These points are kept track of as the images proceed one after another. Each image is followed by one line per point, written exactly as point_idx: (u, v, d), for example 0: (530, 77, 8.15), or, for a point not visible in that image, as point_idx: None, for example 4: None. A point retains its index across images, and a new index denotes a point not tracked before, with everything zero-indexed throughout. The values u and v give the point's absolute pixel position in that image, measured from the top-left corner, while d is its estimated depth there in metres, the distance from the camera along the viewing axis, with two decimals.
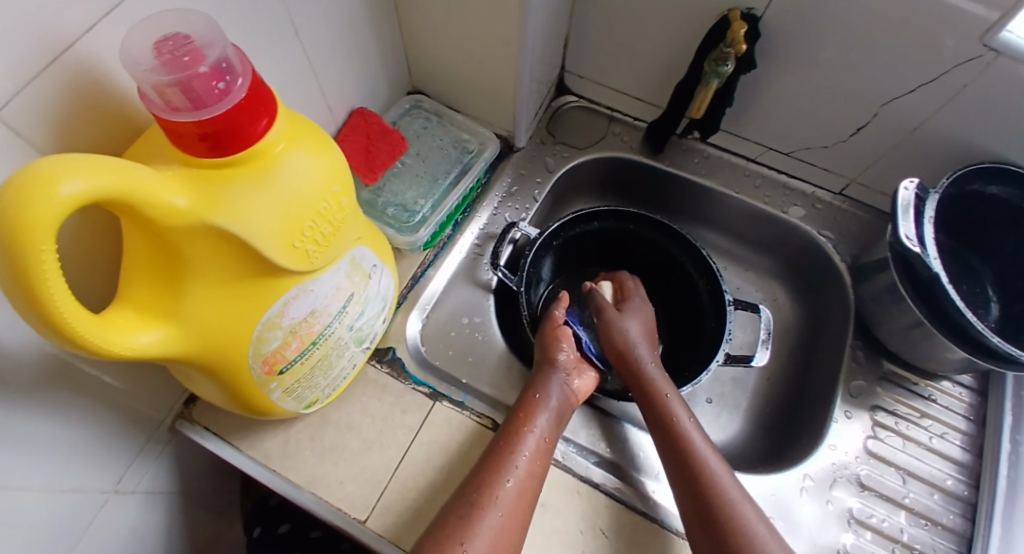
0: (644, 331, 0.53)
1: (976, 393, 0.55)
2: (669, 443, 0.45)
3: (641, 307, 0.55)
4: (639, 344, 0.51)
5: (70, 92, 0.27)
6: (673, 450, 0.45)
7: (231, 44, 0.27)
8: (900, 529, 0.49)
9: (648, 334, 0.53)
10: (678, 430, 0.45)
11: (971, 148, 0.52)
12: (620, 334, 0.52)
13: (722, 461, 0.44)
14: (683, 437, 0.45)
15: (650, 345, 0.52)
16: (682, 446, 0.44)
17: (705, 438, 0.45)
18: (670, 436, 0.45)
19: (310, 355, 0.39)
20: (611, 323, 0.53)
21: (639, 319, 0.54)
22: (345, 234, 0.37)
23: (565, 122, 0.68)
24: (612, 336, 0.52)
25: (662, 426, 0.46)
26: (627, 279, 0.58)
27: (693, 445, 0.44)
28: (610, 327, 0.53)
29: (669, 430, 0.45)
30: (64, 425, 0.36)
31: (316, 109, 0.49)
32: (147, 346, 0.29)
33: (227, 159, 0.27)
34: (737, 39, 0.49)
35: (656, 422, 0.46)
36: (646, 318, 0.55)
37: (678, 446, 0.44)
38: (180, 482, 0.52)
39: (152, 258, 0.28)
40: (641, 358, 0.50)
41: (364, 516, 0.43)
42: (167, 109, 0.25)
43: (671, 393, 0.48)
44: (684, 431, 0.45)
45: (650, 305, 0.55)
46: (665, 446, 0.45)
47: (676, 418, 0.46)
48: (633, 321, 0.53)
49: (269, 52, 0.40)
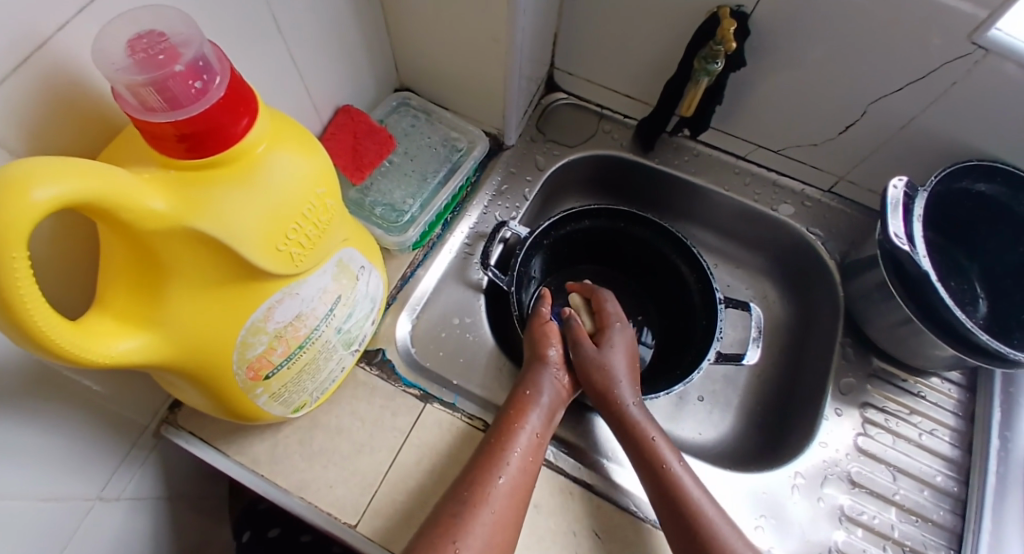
0: (626, 364, 0.50)
1: (965, 389, 0.55)
2: (662, 492, 0.43)
3: (621, 335, 0.52)
4: (622, 381, 0.48)
5: (41, 93, 0.26)
6: (664, 498, 0.43)
7: (208, 41, 0.26)
8: (891, 525, 0.49)
9: (629, 364, 0.50)
10: (670, 477, 0.43)
11: (960, 146, 0.52)
12: (602, 371, 0.48)
13: (717, 507, 0.43)
14: (676, 484, 0.43)
15: (632, 380, 0.49)
16: (676, 495, 0.43)
17: (697, 482, 0.44)
18: (662, 485, 0.43)
19: (298, 358, 0.38)
20: (591, 359, 0.49)
21: (620, 351, 0.50)
22: (331, 235, 0.36)
23: (555, 120, 0.68)
24: (592, 374, 0.49)
25: (653, 473, 0.44)
26: (607, 301, 0.55)
27: (687, 492, 0.43)
28: (590, 363, 0.49)
29: (660, 479, 0.44)
30: (45, 434, 0.35)
31: (301, 107, 0.48)
32: (127, 354, 0.28)
33: (207, 160, 0.27)
34: (726, 37, 0.48)
35: (647, 467, 0.45)
36: (627, 348, 0.51)
37: (672, 498, 0.43)
38: (166, 487, 0.51)
39: (131, 264, 0.27)
40: (623, 399, 0.47)
41: (354, 521, 0.43)
42: (142, 109, 0.24)
43: (658, 436, 0.46)
44: (677, 478, 0.43)
45: (630, 331, 0.52)
46: (657, 495, 0.43)
47: (667, 464, 0.44)
48: (614, 354, 0.50)
49: (251, 50, 0.39)
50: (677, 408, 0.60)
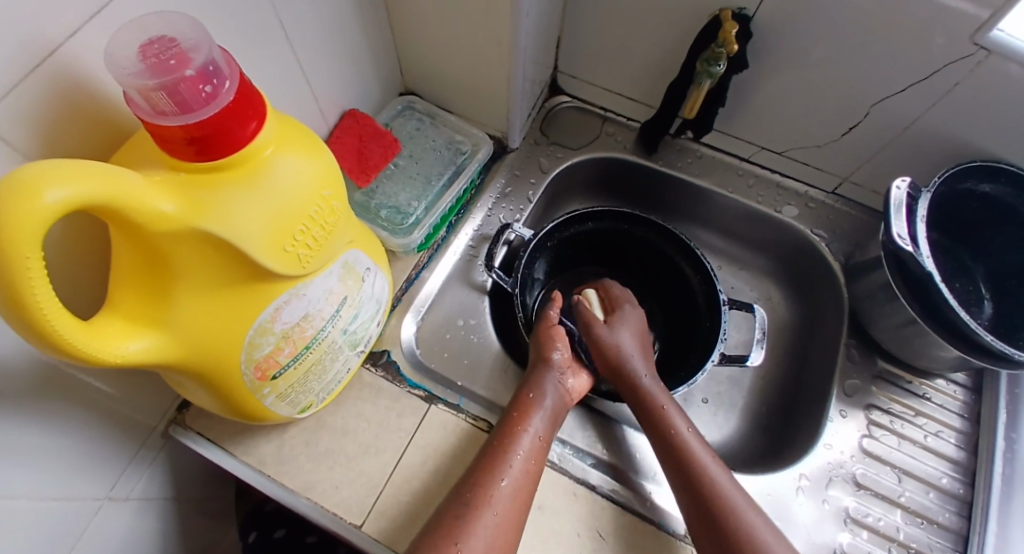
0: (636, 341, 0.52)
1: (970, 391, 0.55)
2: (672, 457, 0.44)
3: (632, 315, 0.54)
4: (632, 355, 0.50)
5: (54, 95, 0.26)
6: (675, 463, 0.44)
7: (217, 46, 0.26)
8: (897, 527, 0.49)
9: (639, 342, 0.52)
10: (679, 442, 0.45)
11: (963, 146, 0.52)
12: (611, 348, 0.50)
13: (726, 470, 0.44)
14: (685, 449, 0.44)
15: (643, 356, 0.51)
16: (685, 459, 0.44)
17: (706, 447, 0.45)
18: (672, 450, 0.45)
19: (304, 359, 0.39)
20: (601, 337, 0.51)
21: (630, 329, 0.52)
22: (337, 237, 0.36)
23: (559, 122, 0.68)
24: (603, 350, 0.51)
25: (663, 439, 0.45)
26: (613, 287, 0.57)
27: (695, 457, 0.44)
28: (600, 341, 0.51)
29: (670, 444, 0.45)
30: (55, 433, 0.35)
31: (308, 111, 0.48)
32: (137, 354, 0.28)
33: (215, 163, 0.27)
34: (728, 39, 0.49)
35: (657, 435, 0.46)
36: (637, 327, 0.53)
37: (681, 460, 0.44)
38: (173, 488, 0.51)
39: (141, 266, 0.28)
40: (634, 372, 0.49)
41: (359, 521, 0.43)
42: (153, 113, 0.25)
43: (668, 405, 0.47)
44: (686, 443, 0.45)
45: (639, 312, 0.54)
46: (668, 461, 0.45)
47: (676, 430, 0.46)
48: (624, 333, 0.52)
49: (258, 54, 0.39)
50: (682, 410, 0.60)
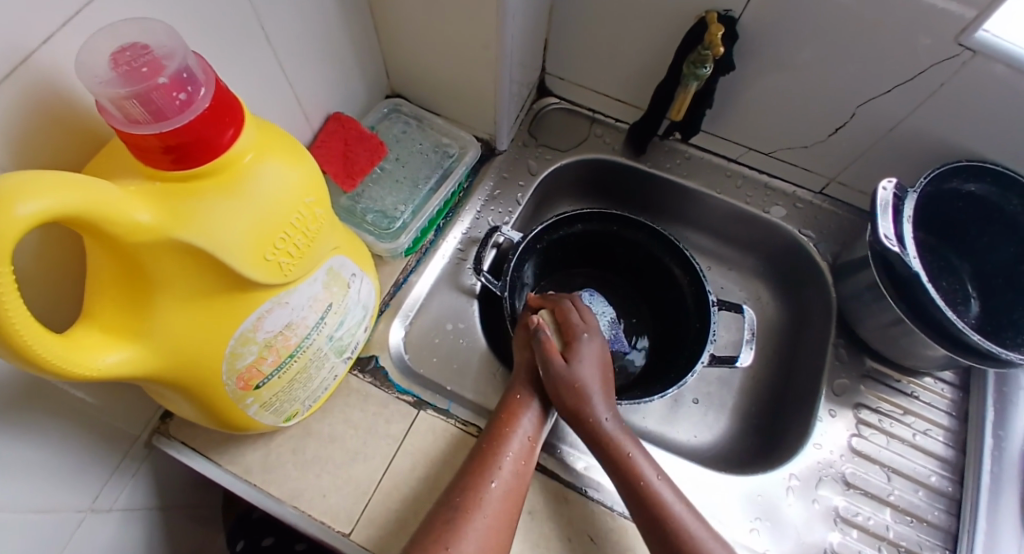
0: (597, 376, 0.47)
1: (958, 389, 0.55)
2: (643, 512, 0.42)
3: (590, 347, 0.49)
4: (594, 395, 0.46)
5: (26, 104, 0.26)
6: (648, 517, 0.42)
7: (192, 52, 0.26)
8: (886, 526, 0.49)
9: (601, 376, 0.47)
10: (650, 494, 0.42)
11: (949, 146, 0.52)
12: (572, 389, 0.45)
13: (700, 519, 0.42)
14: (656, 501, 0.42)
15: (605, 393, 0.47)
16: (658, 514, 0.41)
17: (678, 494, 0.43)
18: (644, 504, 0.42)
19: (289, 367, 0.38)
20: (562, 377, 0.46)
21: (591, 363, 0.47)
22: (321, 243, 0.36)
23: (547, 124, 0.68)
24: (563, 392, 0.46)
25: (632, 492, 0.43)
26: (571, 310, 0.51)
27: (669, 508, 0.41)
28: (561, 381, 0.46)
29: (641, 497, 0.42)
30: (35, 447, 0.35)
31: (292, 116, 0.48)
32: (114, 367, 0.28)
33: (192, 171, 0.27)
34: (714, 42, 0.48)
35: (627, 487, 0.43)
36: (598, 357, 0.48)
37: (654, 517, 0.41)
38: (159, 498, 0.51)
39: (119, 277, 0.27)
40: (596, 416, 0.45)
41: (348, 530, 0.43)
42: (126, 121, 0.24)
43: (635, 450, 0.44)
44: (656, 494, 0.42)
45: (598, 343, 0.49)
46: (640, 514, 0.42)
47: (646, 481, 0.42)
48: (586, 368, 0.47)
49: (239, 60, 0.39)
50: (672, 412, 0.60)
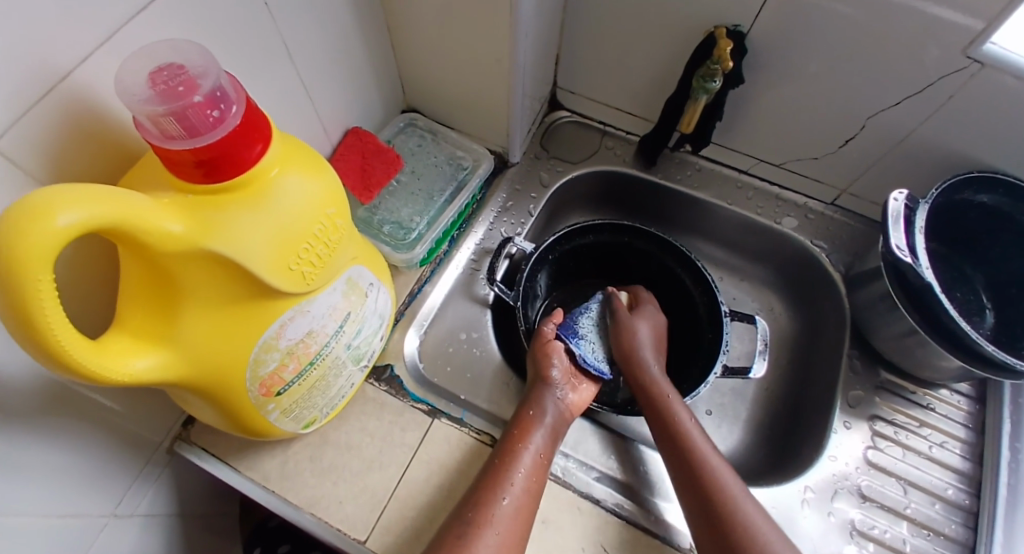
0: (653, 335, 0.54)
1: (975, 400, 0.55)
2: (673, 448, 0.46)
3: (652, 313, 0.56)
4: (644, 347, 0.53)
5: (65, 121, 0.27)
6: (676, 453, 0.45)
7: (224, 72, 0.27)
8: (903, 540, 0.48)
9: (655, 336, 0.54)
10: (682, 433, 0.46)
11: (960, 157, 0.52)
12: (627, 335, 0.53)
13: (727, 464, 0.45)
14: (687, 439, 0.46)
15: (656, 351, 0.53)
16: (685, 448, 0.45)
17: (708, 439, 0.46)
18: (673, 438, 0.46)
19: (308, 375, 0.39)
20: (624, 324, 0.54)
21: (648, 322, 0.55)
22: (341, 253, 0.37)
23: (559, 137, 0.69)
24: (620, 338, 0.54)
25: (666, 430, 0.47)
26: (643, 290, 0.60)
27: (695, 445, 0.45)
28: (622, 329, 0.54)
29: (673, 433, 0.46)
30: (64, 450, 0.36)
31: (312, 130, 0.49)
32: (144, 372, 0.29)
33: (222, 184, 0.28)
34: (723, 57, 0.50)
35: (660, 425, 0.48)
36: (656, 324, 0.55)
37: (683, 450, 0.45)
38: (179, 505, 0.51)
39: (151, 285, 0.28)
40: (644, 362, 0.51)
41: (363, 537, 0.43)
42: (161, 137, 0.26)
43: (673, 396, 0.49)
44: (688, 433, 0.46)
45: (661, 313, 0.56)
46: (669, 449, 0.46)
47: (679, 420, 0.47)
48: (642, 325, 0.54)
49: (264, 76, 0.40)
50: None
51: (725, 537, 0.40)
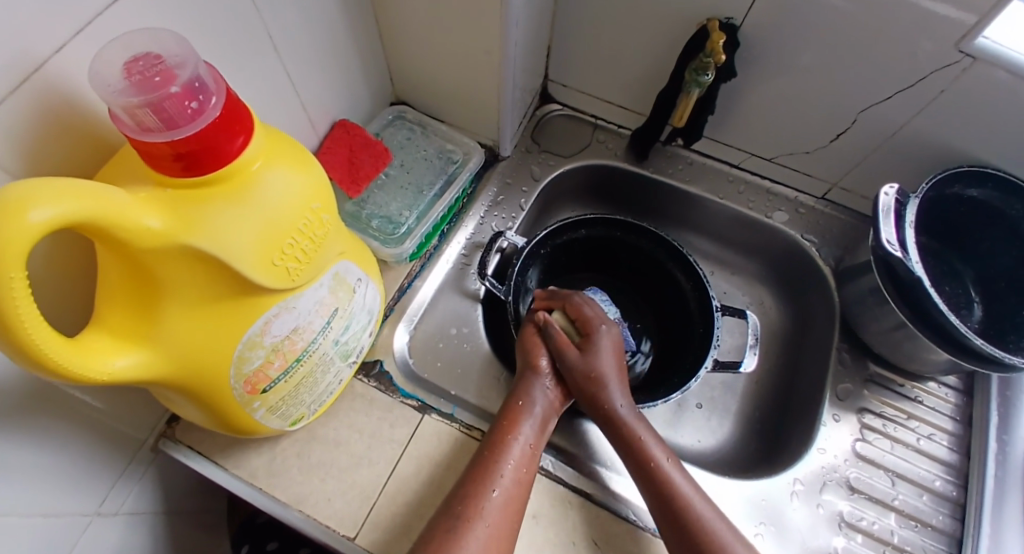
0: (614, 363, 0.49)
1: (962, 393, 0.55)
2: (654, 493, 0.43)
3: (609, 337, 0.50)
4: (610, 383, 0.48)
5: (40, 113, 0.26)
6: (659, 498, 0.43)
7: (204, 62, 0.26)
8: (891, 531, 0.49)
9: (618, 365, 0.50)
10: (662, 478, 0.44)
11: (950, 151, 0.52)
12: (590, 377, 0.48)
13: (710, 502, 0.43)
14: (666, 483, 0.43)
15: (620, 382, 0.49)
16: (667, 492, 0.43)
17: (688, 477, 0.44)
18: (653, 483, 0.44)
19: (295, 371, 0.38)
20: (577, 369, 0.48)
21: (608, 354, 0.49)
22: (327, 248, 0.36)
23: (550, 130, 0.69)
24: (580, 380, 0.48)
25: (643, 473, 0.44)
26: (585, 304, 0.52)
27: (676, 488, 0.43)
28: (575, 372, 0.48)
29: (652, 478, 0.44)
30: (44, 449, 0.35)
31: (298, 122, 0.48)
32: (123, 371, 0.28)
33: (202, 178, 0.27)
34: (715, 50, 0.49)
35: (637, 469, 0.45)
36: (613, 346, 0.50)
37: (664, 498, 0.43)
38: (165, 502, 0.51)
39: (129, 282, 0.28)
40: (612, 402, 0.47)
41: (353, 534, 0.43)
42: (138, 129, 0.25)
43: (647, 434, 0.46)
44: (668, 477, 0.44)
45: (616, 332, 0.51)
46: (650, 494, 0.44)
47: (657, 463, 0.44)
48: (602, 358, 0.49)
49: (247, 67, 0.39)
50: (676, 416, 0.60)
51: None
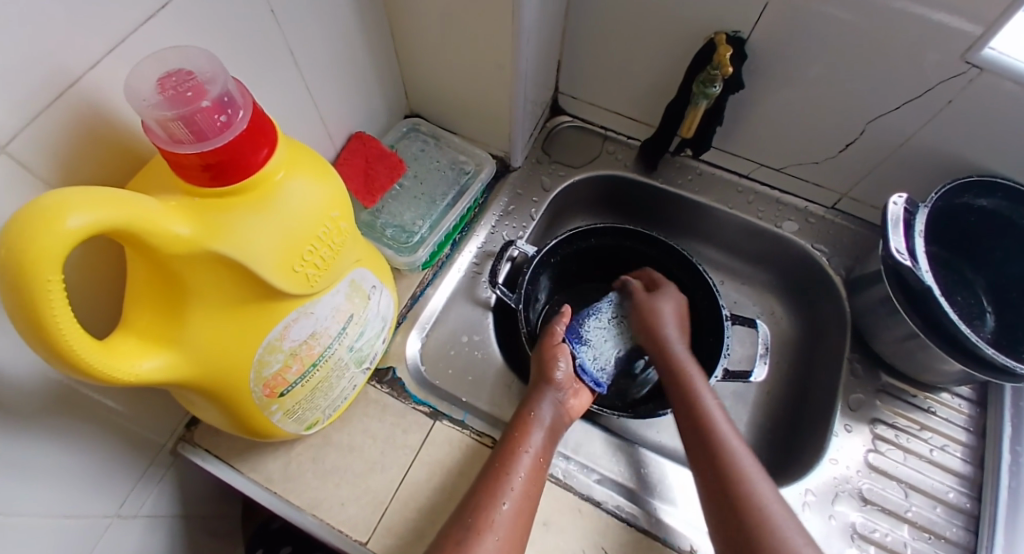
0: (677, 316, 0.56)
1: (975, 404, 0.55)
2: (693, 423, 0.47)
3: (674, 293, 0.57)
4: (669, 326, 0.54)
5: (77, 125, 0.28)
6: (697, 427, 0.47)
7: (232, 78, 0.28)
8: (904, 542, 0.48)
9: (681, 318, 0.56)
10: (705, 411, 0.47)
11: (958, 161, 0.52)
12: (651, 318, 0.55)
13: (746, 447, 0.45)
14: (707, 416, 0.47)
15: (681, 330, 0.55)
16: (705, 422, 0.46)
17: (730, 421, 0.47)
18: (694, 415, 0.47)
19: (311, 376, 0.39)
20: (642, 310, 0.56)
21: (672, 305, 0.56)
22: (345, 256, 0.37)
23: (560, 142, 0.70)
24: (645, 321, 0.56)
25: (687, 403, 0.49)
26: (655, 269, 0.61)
27: (714, 422, 0.46)
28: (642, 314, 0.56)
29: (693, 412, 0.48)
30: (68, 449, 0.36)
31: (316, 134, 0.50)
32: (150, 372, 0.29)
33: (228, 188, 0.28)
34: (722, 63, 0.50)
35: (683, 401, 0.49)
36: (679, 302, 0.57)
37: (701, 428, 0.46)
38: (182, 506, 0.52)
39: (158, 287, 0.29)
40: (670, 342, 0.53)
41: (365, 539, 0.43)
42: (170, 141, 0.26)
43: (697, 375, 0.51)
44: (709, 412, 0.47)
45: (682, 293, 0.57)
46: (690, 424, 0.47)
47: (702, 398, 0.48)
48: (664, 306, 0.56)
49: (270, 81, 0.41)
50: None
51: (732, 516, 0.41)
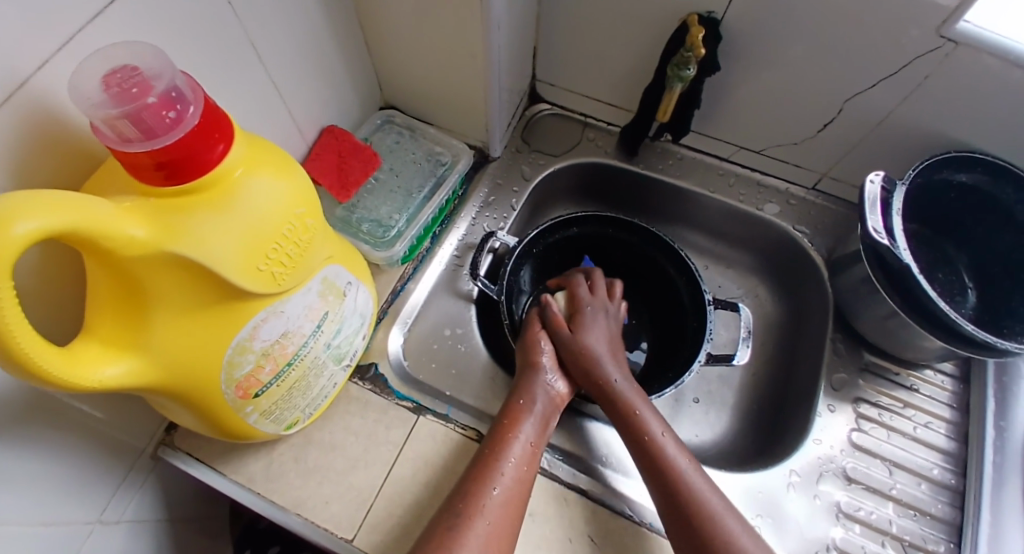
0: (604, 341, 0.51)
1: (958, 380, 0.55)
2: (650, 466, 0.44)
3: (594, 316, 0.52)
4: (601, 356, 0.49)
5: (25, 128, 0.27)
6: (655, 470, 0.43)
7: (181, 72, 0.27)
8: (888, 520, 0.49)
9: (607, 342, 0.51)
10: (659, 453, 0.44)
11: (937, 138, 0.52)
12: (579, 353, 0.49)
13: (710, 485, 0.43)
14: (664, 461, 0.43)
15: (613, 356, 0.50)
16: (661, 464, 0.43)
17: (687, 455, 0.44)
18: (651, 458, 0.44)
19: (286, 376, 0.39)
20: (568, 345, 0.50)
21: (595, 332, 0.51)
22: (314, 253, 0.37)
23: (540, 130, 0.69)
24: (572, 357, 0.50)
25: (639, 445, 0.45)
26: (580, 285, 0.55)
27: (672, 462, 0.43)
28: (568, 348, 0.50)
29: (651, 460, 0.44)
30: (45, 458, 0.36)
31: (285, 130, 0.49)
32: (114, 378, 0.28)
33: (184, 187, 0.28)
34: (695, 43, 0.49)
35: (635, 442, 0.45)
36: (604, 327, 0.52)
37: (661, 479, 0.43)
38: (167, 510, 0.51)
39: (117, 290, 0.28)
40: (607, 375, 0.48)
41: (350, 536, 0.43)
42: (118, 140, 0.26)
43: (642, 406, 0.47)
44: (664, 451, 0.44)
45: (604, 316, 0.53)
46: (647, 468, 0.44)
47: (654, 438, 0.45)
48: (588, 335, 0.51)
49: (232, 78, 0.40)
50: (674, 412, 0.60)
51: None
